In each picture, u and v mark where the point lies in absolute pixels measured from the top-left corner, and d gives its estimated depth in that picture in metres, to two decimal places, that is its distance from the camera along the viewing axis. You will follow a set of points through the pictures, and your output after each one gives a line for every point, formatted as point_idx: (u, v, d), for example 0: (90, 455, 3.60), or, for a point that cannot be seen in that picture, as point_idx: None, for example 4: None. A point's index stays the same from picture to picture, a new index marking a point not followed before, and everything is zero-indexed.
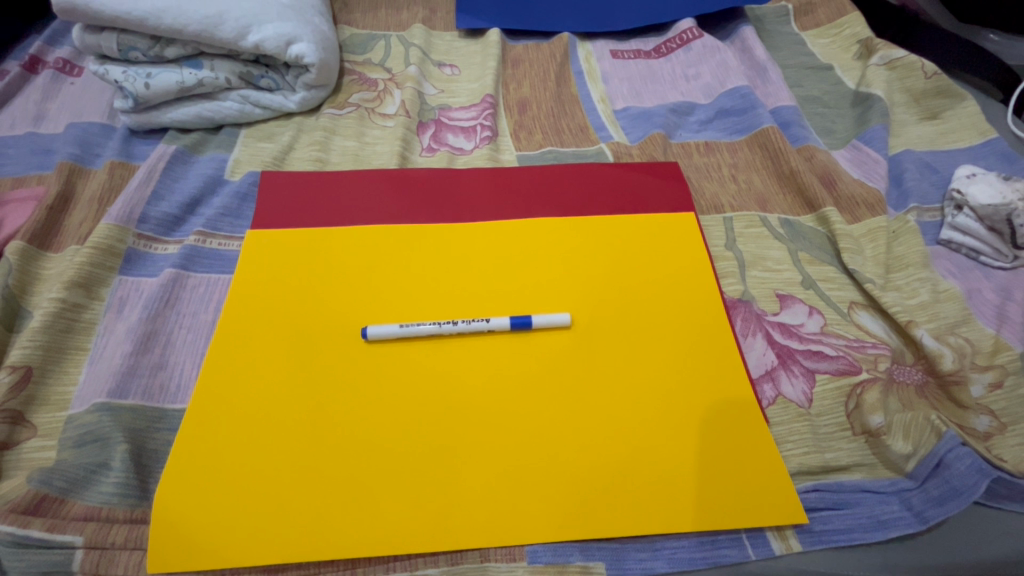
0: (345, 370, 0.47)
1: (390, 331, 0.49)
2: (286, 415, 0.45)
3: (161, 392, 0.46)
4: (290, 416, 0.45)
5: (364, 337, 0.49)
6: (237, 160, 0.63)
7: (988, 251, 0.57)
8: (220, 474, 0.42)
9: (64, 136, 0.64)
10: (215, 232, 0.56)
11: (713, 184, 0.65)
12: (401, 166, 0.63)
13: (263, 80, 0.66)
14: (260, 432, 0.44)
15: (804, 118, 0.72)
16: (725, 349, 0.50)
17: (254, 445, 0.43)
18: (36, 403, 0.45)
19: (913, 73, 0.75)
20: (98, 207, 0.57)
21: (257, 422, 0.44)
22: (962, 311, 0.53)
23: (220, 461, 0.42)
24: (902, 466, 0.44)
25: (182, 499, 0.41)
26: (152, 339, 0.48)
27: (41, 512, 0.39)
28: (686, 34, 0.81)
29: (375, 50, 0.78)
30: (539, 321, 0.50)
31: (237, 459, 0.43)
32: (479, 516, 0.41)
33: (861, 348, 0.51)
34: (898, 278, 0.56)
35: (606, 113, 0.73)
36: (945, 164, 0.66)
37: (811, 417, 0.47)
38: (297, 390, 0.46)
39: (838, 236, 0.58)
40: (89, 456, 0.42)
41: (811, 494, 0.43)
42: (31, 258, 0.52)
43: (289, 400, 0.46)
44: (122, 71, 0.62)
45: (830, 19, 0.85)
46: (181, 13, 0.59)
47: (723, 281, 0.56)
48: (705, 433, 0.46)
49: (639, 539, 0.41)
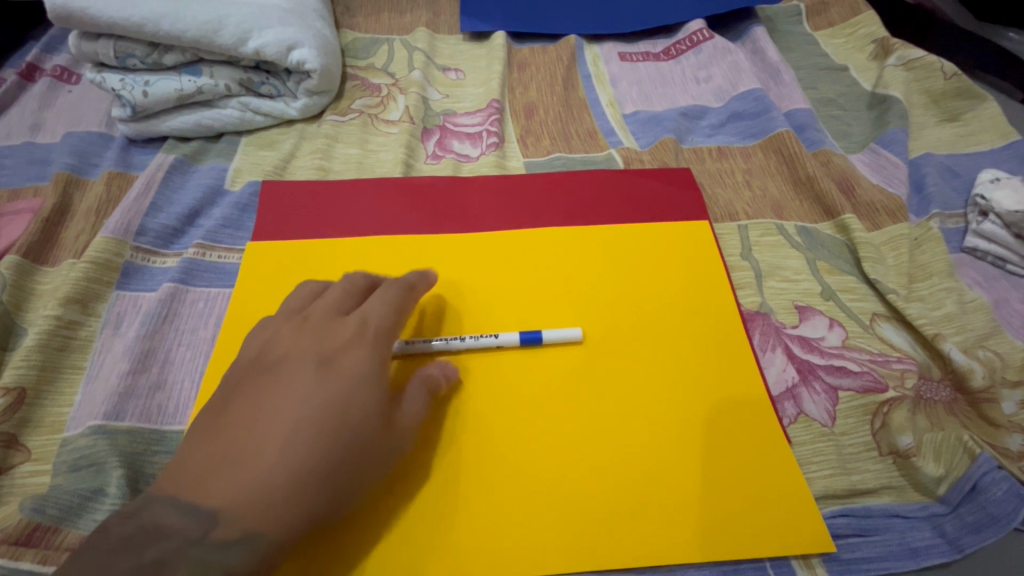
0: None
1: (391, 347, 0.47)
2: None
3: (158, 413, 0.44)
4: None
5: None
6: (237, 169, 0.62)
7: (1014, 259, 0.55)
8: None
9: (61, 145, 0.62)
10: (215, 244, 0.55)
11: (727, 190, 0.63)
12: (405, 175, 0.61)
13: (264, 86, 0.64)
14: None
15: (820, 122, 0.70)
16: (744, 364, 0.48)
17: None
18: (31, 425, 0.43)
19: (932, 74, 0.72)
20: (95, 219, 0.56)
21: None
22: (990, 323, 0.51)
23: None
24: (933, 489, 0.42)
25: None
26: (150, 357, 0.47)
27: (33, 542, 0.37)
28: (696, 35, 0.79)
29: (378, 55, 0.76)
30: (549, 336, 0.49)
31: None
32: (491, 543, 0.40)
33: (885, 363, 0.49)
34: (922, 287, 0.54)
35: (615, 117, 0.71)
36: (968, 168, 0.64)
37: (835, 437, 0.45)
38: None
39: (858, 245, 0.56)
40: (84, 482, 0.40)
41: (839, 519, 0.41)
42: (25, 273, 0.51)
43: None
44: (119, 79, 0.60)
45: (843, 18, 0.83)
46: (179, 19, 0.58)
47: (739, 293, 0.54)
48: (725, 453, 0.44)
49: (657, 568, 0.40)
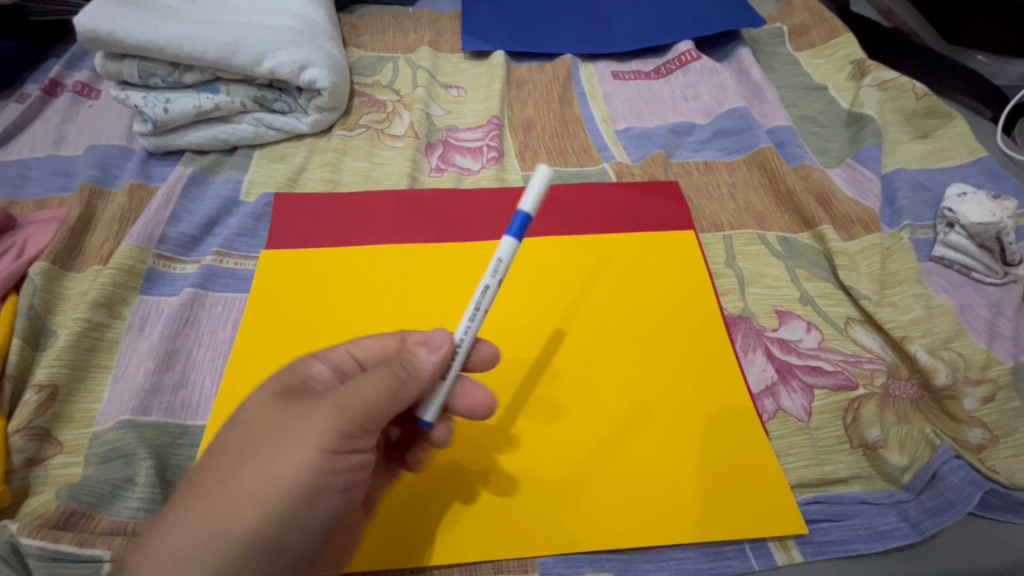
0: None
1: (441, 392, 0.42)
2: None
3: (182, 409, 0.47)
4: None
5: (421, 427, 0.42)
6: (251, 180, 0.66)
7: (979, 267, 0.59)
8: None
9: (84, 158, 0.66)
10: (231, 252, 0.58)
11: (713, 203, 0.67)
12: (411, 187, 0.65)
13: (277, 103, 0.68)
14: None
15: (800, 138, 0.74)
16: (725, 364, 0.52)
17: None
18: (63, 420, 0.46)
19: (904, 94, 0.77)
20: (118, 228, 0.59)
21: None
22: (955, 326, 0.55)
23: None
24: (898, 478, 0.46)
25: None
26: (173, 357, 0.50)
27: (70, 527, 0.40)
28: (685, 56, 0.83)
29: (383, 72, 0.81)
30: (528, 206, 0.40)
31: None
32: (490, 530, 0.43)
33: (857, 363, 0.53)
34: (893, 293, 0.58)
35: (609, 133, 0.76)
36: (937, 182, 0.69)
37: (810, 431, 0.49)
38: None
39: (834, 254, 0.60)
40: (115, 472, 0.43)
41: (812, 505, 0.45)
42: (54, 278, 0.54)
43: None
44: (142, 97, 0.64)
45: (823, 40, 0.88)
46: (199, 41, 0.61)
47: (723, 298, 0.58)
48: (707, 447, 0.47)
49: (646, 550, 0.43)
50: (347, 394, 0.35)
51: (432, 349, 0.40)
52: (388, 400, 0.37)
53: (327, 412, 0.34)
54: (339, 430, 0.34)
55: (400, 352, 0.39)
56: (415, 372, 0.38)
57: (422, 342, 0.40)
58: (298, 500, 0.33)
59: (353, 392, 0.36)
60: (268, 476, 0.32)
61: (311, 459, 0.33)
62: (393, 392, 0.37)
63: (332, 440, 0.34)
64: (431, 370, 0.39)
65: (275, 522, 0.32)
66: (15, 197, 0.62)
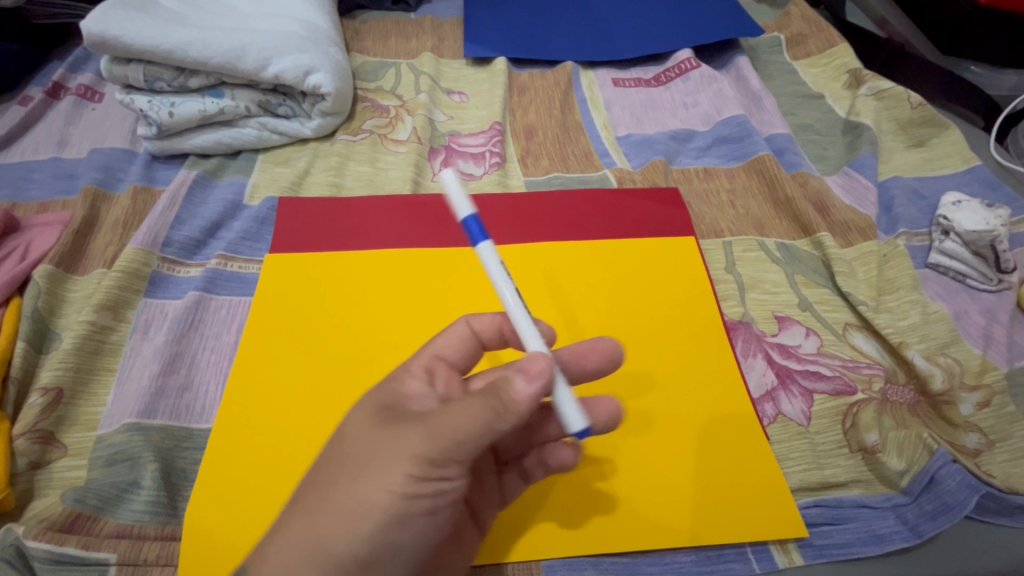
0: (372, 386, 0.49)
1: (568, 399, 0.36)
2: (320, 431, 0.47)
3: (187, 412, 0.48)
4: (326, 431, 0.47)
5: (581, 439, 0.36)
6: (255, 184, 0.66)
7: (974, 274, 0.60)
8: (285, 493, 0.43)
9: (88, 161, 0.66)
10: (235, 256, 0.59)
11: (713, 209, 0.68)
12: (414, 192, 0.66)
13: (281, 108, 0.68)
14: (297, 446, 0.46)
15: (798, 146, 0.75)
16: (726, 369, 0.53)
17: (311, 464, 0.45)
18: (67, 423, 0.46)
19: (899, 104, 0.78)
20: (122, 231, 0.59)
21: (293, 438, 0.46)
22: (951, 332, 0.56)
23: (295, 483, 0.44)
24: (896, 482, 0.47)
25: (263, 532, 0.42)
26: (178, 360, 0.50)
27: (76, 530, 0.40)
28: (685, 64, 0.84)
29: (386, 77, 0.81)
30: (461, 217, 0.39)
31: (281, 475, 0.44)
32: (495, 534, 0.43)
33: (855, 368, 0.53)
34: (890, 300, 0.59)
35: (609, 139, 0.76)
36: (933, 191, 0.70)
37: (809, 435, 0.50)
38: (328, 406, 0.48)
39: (832, 260, 0.60)
40: (120, 475, 0.43)
41: (812, 509, 0.46)
42: (57, 281, 0.54)
43: (324, 417, 0.47)
44: (147, 101, 0.64)
45: (820, 49, 0.90)
46: (205, 47, 0.62)
47: (723, 303, 0.59)
48: (706, 452, 0.48)
49: (649, 553, 0.43)
50: (439, 421, 0.33)
51: (529, 379, 0.34)
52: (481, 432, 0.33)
53: (418, 436, 0.33)
54: (426, 457, 0.33)
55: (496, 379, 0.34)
56: (510, 403, 0.33)
57: (519, 369, 0.35)
58: (387, 525, 0.32)
59: (446, 419, 0.33)
60: (360, 499, 0.32)
61: (399, 483, 0.32)
62: (484, 425, 0.33)
63: (416, 465, 0.33)
64: (527, 404, 0.34)
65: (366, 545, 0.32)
66: (18, 200, 0.62)
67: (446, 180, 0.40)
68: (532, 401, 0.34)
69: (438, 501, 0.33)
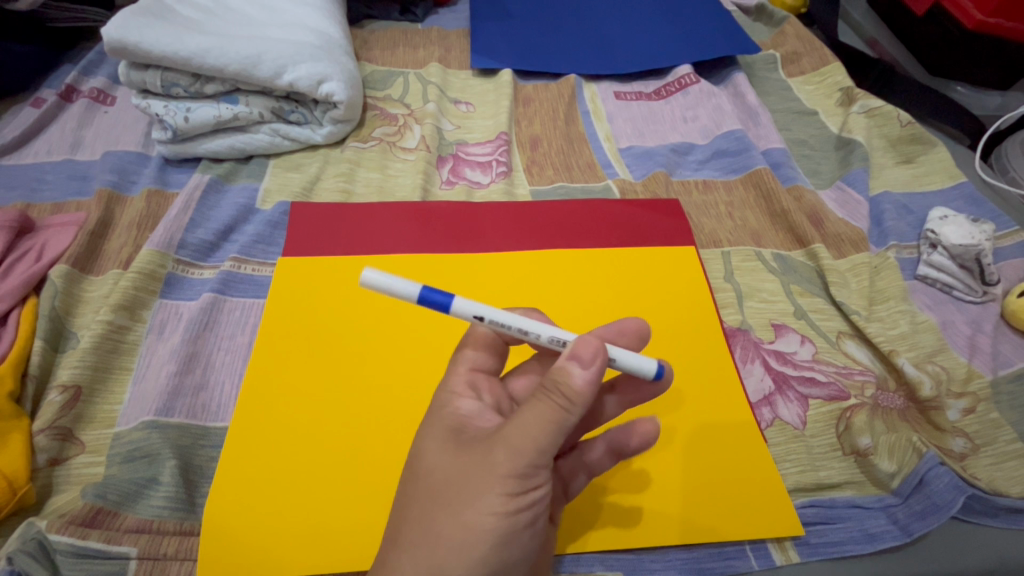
0: (394, 385, 0.51)
1: (625, 359, 0.40)
2: (345, 430, 0.48)
3: (203, 411, 0.49)
4: (351, 430, 0.48)
5: (659, 379, 0.41)
6: (267, 189, 0.67)
7: (960, 286, 0.63)
8: (337, 494, 0.45)
9: (101, 163, 0.67)
10: (249, 259, 0.60)
11: (711, 220, 0.70)
12: (423, 199, 0.67)
13: (294, 115, 0.70)
14: (319, 445, 0.47)
15: (793, 160, 0.78)
16: (726, 374, 0.55)
17: (350, 461, 0.47)
18: (85, 420, 0.47)
19: (889, 121, 0.81)
20: (137, 232, 0.60)
21: (313, 437, 0.48)
22: (938, 341, 0.58)
23: (359, 485, 0.46)
24: (887, 483, 0.49)
25: (326, 532, 0.43)
26: (193, 360, 0.51)
27: (97, 524, 0.41)
28: (684, 79, 0.87)
29: (394, 86, 0.83)
30: (413, 294, 0.39)
31: (311, 473, 0.46)
32: None
33: (848, 375, 0.56)
34: (881, 309, 0.61)
35: (612, 150, 0.79)
36: (921, 206, 0.73)
37: (805, 438, 0.52)
38: (346, 406, 0.50)
39: (826, 271, 0.63)
40: (138, 471, 0.44)
41: (808, 509, 0.48)
42: (73, 281, 0.55)
43: (344, 417, 0.49)
44: (163, 106, 0.66)
45: (814, 67, 0.93)
46: (222, 55, 0.63)
47: (723, 311, 0.61)
48: (704, 456, 0.50)
49: (654, 550, 0.45)
50: (515, 433, 0.35)
51: (585, 364, 0.36)
52: (532, 430, 0.35)
53: (503, 454, 0.35)
54: (514, 470, 0.35)
55: (551, 373, 0.36)
56: (575, 395, 0.35)
57: (572, 357, 0.36)
58: (497, 544, 0.35)
59: (521, 430, 0.35)
60: (467, 526, 0.34)
61: (499, 502, 0.35)
62: (557, 424, 0.35)
63: (510, 482, 0.35)
64: (590, 389, 0.35)
65: (483, 567, 0.35)
66: (32, 200, 0.62)
67: (374, 281, 0.38)
68: (594, 384, 0.36)
69: (535, 510, 0.36)
